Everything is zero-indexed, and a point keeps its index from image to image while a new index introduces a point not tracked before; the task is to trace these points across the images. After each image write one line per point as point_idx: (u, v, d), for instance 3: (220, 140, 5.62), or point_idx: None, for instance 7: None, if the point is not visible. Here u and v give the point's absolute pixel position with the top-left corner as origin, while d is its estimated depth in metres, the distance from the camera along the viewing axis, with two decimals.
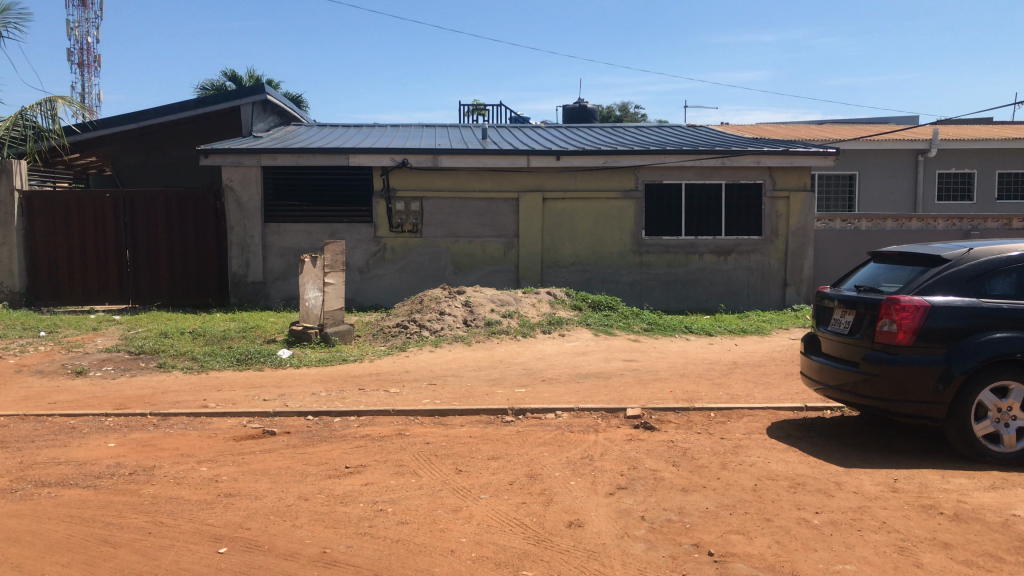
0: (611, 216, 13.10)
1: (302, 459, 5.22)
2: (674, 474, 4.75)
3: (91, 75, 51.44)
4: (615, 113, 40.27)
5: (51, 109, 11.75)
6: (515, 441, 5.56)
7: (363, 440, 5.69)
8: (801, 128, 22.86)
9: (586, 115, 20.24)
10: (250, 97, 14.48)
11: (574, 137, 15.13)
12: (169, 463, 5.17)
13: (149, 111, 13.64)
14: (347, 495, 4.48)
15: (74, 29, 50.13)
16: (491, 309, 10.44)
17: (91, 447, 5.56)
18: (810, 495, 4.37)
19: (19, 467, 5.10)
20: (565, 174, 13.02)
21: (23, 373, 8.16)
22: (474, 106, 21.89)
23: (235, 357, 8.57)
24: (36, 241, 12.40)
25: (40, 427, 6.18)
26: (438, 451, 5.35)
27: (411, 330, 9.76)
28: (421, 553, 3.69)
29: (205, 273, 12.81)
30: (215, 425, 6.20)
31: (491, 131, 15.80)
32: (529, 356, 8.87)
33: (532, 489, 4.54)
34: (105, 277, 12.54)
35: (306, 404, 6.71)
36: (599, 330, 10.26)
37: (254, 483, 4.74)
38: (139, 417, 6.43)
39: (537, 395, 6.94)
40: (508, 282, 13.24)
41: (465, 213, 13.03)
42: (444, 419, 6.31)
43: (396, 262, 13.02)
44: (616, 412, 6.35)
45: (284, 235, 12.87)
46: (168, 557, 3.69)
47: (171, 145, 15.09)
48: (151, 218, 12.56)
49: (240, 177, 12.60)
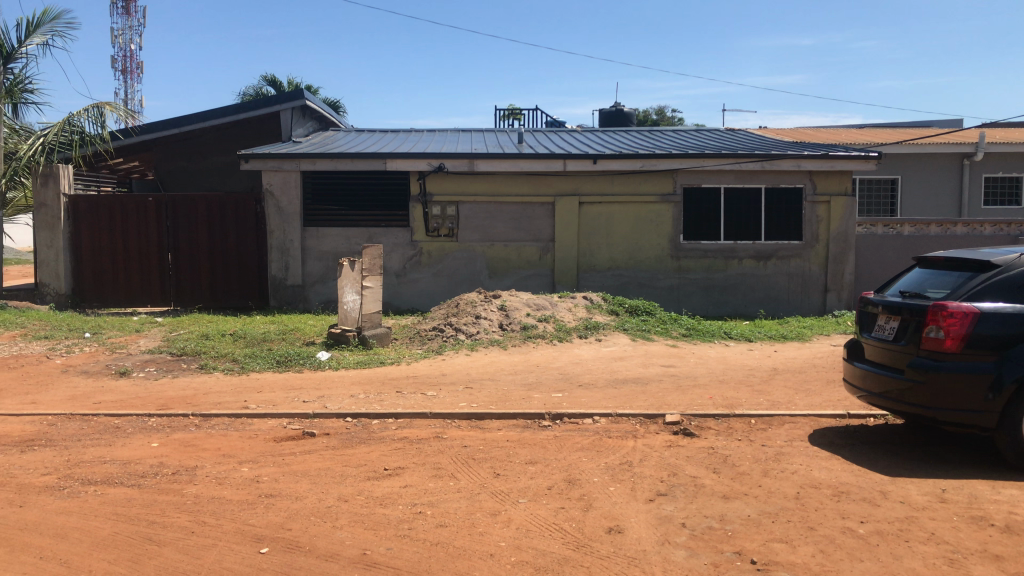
0: (649, 220, 13.03)
1: (342, 461, 5.25)
2: (715, 482, 4.69)
3: (135, 82, 52.32)
4: (650, 118, 40.39)
5: (99, 114, 12.05)
6: (553, 446, 5.54)
7: (401, 442, 5.71)
8: (842, 132, 22.60)
9: (623, 118, 20.18)
10: (290, 103, 14.67)
11: (611, 140, 15.04)
12: (212, 463, 5.23)
13: (191, 116, 13.85)
14: (387, 497, 4.50)
15: (118, 36, 51.20)
16: (527, 313, 10.44)
17: (135, 447, 5.64)
18: (854, 504, 4.30)
19: (66, 466, 5.19)
20: (603, 177, 12.95)
21: (69, 373, 8.33)
22: (509, 111, 21.98)
23: (275, 359, 8.67)
24: (81, 243, 12.72)
25: (86, 426, 6.29)
26: (475, 454, 5.35)
27: (447, 333, 9.80)
28: (461, 556, 3.70)
29: (244, 277, 12.92)
30: (256, 427, 6.26)
31: (527, 135, 15.75)
32: (566, 361, 8.83)
33: (571, 494, 4.52)
34: (148, 280, 12.79)
35: (345, 406, 6.75)
36: (637, 335, 10.20)
37: (294, 484, 4.78)
38: (182, 417, 6.52)
39: (575, 401, 6.90)
40: (544, 286, 13.21)
41: (501, 218, 13.03)
42: (481, 422, 6.31)
43: (432, 266, 13.07)
44: (654, 419, 6.30)
45: (323, 239, 12.99)
46: (211, 556, 3.73)
47: (211, 150, 15.34)
48: (193, 222, 12.75)
49: (280, 182, 12.74)
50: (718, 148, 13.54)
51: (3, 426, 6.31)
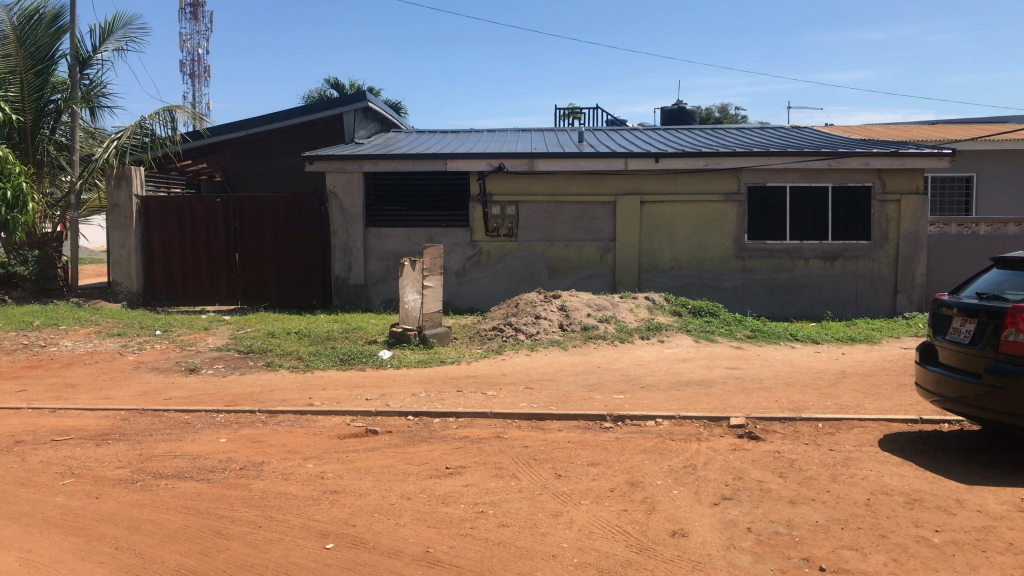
0: (711, 220, 12.85)
1: (404, 458, 5.30)
2: (781, 486, 4.60)
3: (203, 86, 53.65)
4: (713, 115, 39.91)
5: (170, 117, 12.38)
6: (615, 447, 5.50)
7: (463, 441, 5.73)
8: (913, 129, 21.99)
9: (685, 116, 19.95)
10: (353, 104, 14.86)
11: (673, 139, 14.88)
12: (278, 459, 5.33)
13: (257, 119, 14.14)
14: (449, 495, 4.52)
15: (187, 42, 52.57)
16: (588, 314, 10.39)
17: (204, 442, 5.78)
18: (928, 512, 4.16)
19: (138, 459, 5.34)
20: (665, 176, 12.82)
21: (141, 369, 8.58)
22: (569, 110, 21.93)
23: (339, 357, 8.79)
24: (152, 243, 13.10)
25: (158, 421, 6.47)
26: (537, 455, 5.34)
27: (507, 333, 9.81)
28: (523, 556, 3.69)
29: (308, 276, 13.14)
30: (320, 424, 6.36)
31: (587, 134, 15.69)
32: (627, 362, 8.76)
33: (634, 497, 4.48)
34: (215, 279, 13.12)
35: (407, 404, 6.81)
36: (700, 336, 10.07)
37: (358, 480, 4.83)
38: (249, 413, 6.65)
39: (637, 403, 6.84)
40: (605, 286, 13.14)
41: (561, 218, 13.00)
42: (542, 423, 6.30)
43: (492, 266, 13.12)
44: (719, 421, 6.21)
45: (385, 239, 13.13)
46: (277, 551, 3.79)
47: (277, 152, 15.64)
48: (259, 222, 13.01)
49: (343, 183, 12.92)
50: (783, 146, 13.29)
51: (80, 420, 6.52)
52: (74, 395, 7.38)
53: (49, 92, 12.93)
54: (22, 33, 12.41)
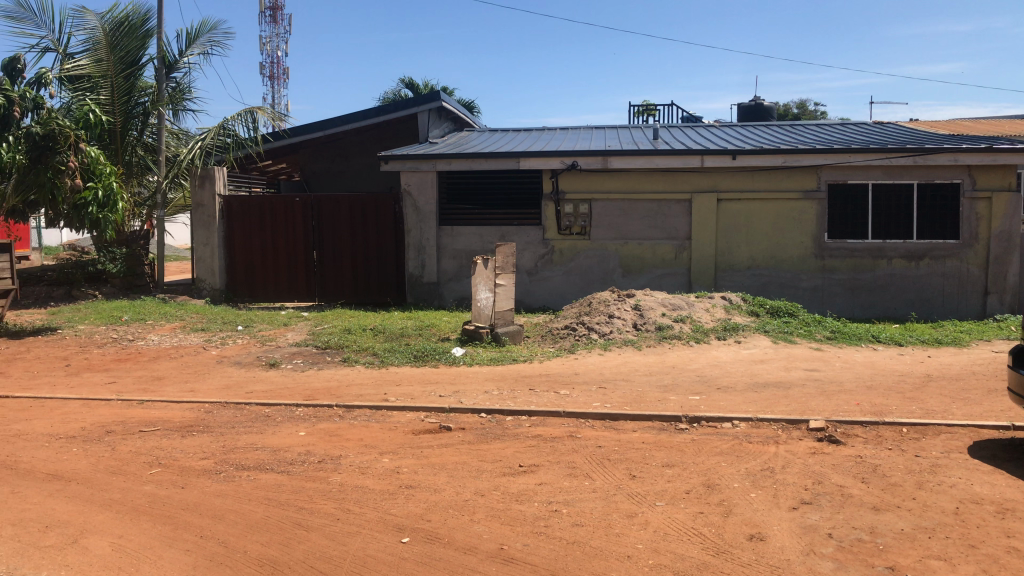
0: (790, 218, 12.57)
1: (478, 455, 5.33)
2: (863, 492, 4.47)
3: (282, 87, 55.00)
4: (791, 111, 39.07)
5: (251, 118, 12.72)
6: (690, 449, 5.43)
7: (536, 440, 5.73)
8: (1005, 123, 21.12)
9: (762, 112, 19.57)
10: (427, 104, 14.99)
11: (750, 136, 14.61)
12: (354, 453, 5.42)
13: (334, 119, 14.41)
14: (522, 493, 4.53)
15: (266, 44, 53.89)
16: (662, 313, 10.28)
17: (283, 435, 5.92)
18: (1021, 522, 4.00)
19: (222, 451, 5.51)
20: (741, 173, 12.60)
21: (224, 363, 8.85)
22: (644, 107, 21.73)
23: (413, 354, 8.90)
24: (234, 241, 13.53)
25: (240, 414, 6.66)
26: (611, 455, 5.31)
27: (580, 332, 9.79)
28: (597, 556, 3.68)
29: (383, 274, 13.34)
30: (395, 419, 6.45)
31: (662, 132, 15.52)
32: (703, 362, 8.65)
33: (710, 499, 4.41)
34: (294, 276, 13.45)
35: (480, 402, 6.85)
36: (778, 337, 9.86)
37: (433, 476, 4.89)
38: (327, 408, 6.80)
39: (712, 404, 6.74)
40: (679, 285, 12.99)
41: (635, 216, 12.89)
42: (616, 423, 6.26)
43: (565, 264, 13.09)
44: (797, 424, 6.08)
45: (457, 238, 13.22)
46: (355, 543, 3.86)
47: (354, 152, 15.93)
48: (336, 221, 13.27)
49: (418, 182, 13.07)
50: (866, 142, 12.91)
51: (166, 411, 6.76)
52: (161, 388, 7.66)
53: (137, 95, 13.43)
54: (113, 39, 12.88)
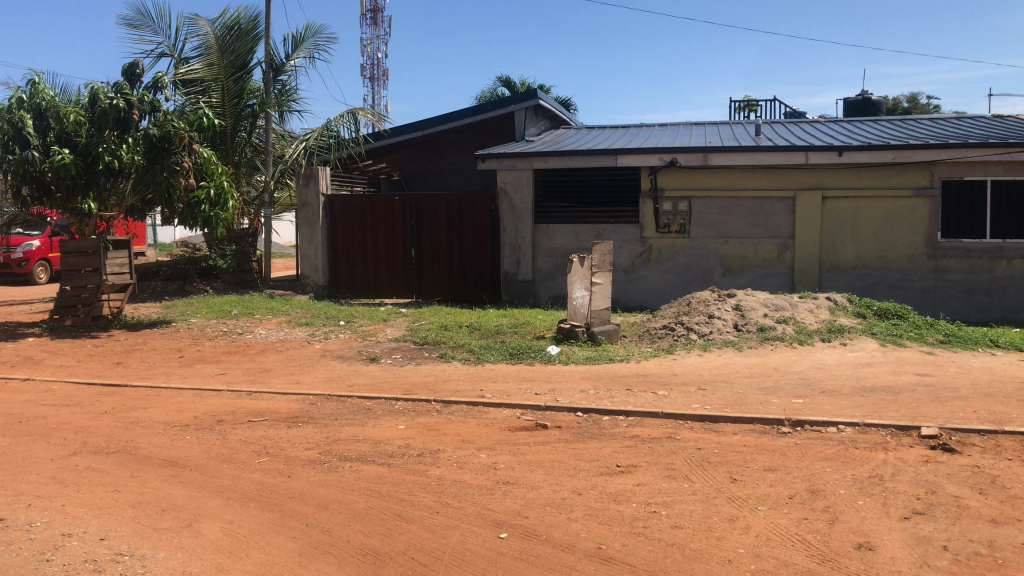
0: (901, 216, 12.08)
1: (575, 454, 5.32)
2: (981, 503, 4.26)
3: (382, 88, 56.17)
4: (901, 105, 37.56)
5: (354, 119, 13.04)
6: (794, 453, 5.28)
7: (634, 440, 5.68)
8: None
9: (871, 106, 18.87)
10: (524, 103, 14.95)
11: (858, 131, 14.10)
12: (453, 448, 5.49)
13: (433, 119, 14.62)
14: (620, 493, 4.50)
15: (367, 45, 55.08)
16: (764, 314, 10.03)
17: (384, 428, 6.05)
18: None
19: (325, 442, 5.67)
20: (848, 170, 12.19)
21: (326, 357, 9.10)
22: (745, 102, 21.25)
23: (509, 351, 8.95)
24: (336, 238, 13.90)
25: (342, 406, 6.84)
26: (711, 457, 5.21)
27: (679, 332, 9.65)
28: (698, 559, 3.62)
29: (480, 271, 13.46)
30: (492, 415, 6.50)
31: (764, 128, 15.15)
32: (807, 365, 8.40)
33: (815, 505, 4.28)
34: (392, 273, 13.72)
35: (577, 400, 6.84)
36: (887, 340, 9.48)
37: (530, 473, 4.90)
38: (425, 402, 6.91)
39: (817, 408, 6.54)
40: (781, 285, 12.64)
41: (736, 214, 12.63)
42: (715, 425, 6.15)
43: (663, 263, 12.92)
44: (908, 431, 5.83)
45: (553, 236, 13.22)
46: (455, 537, 3.91)
47: (452, 151, 16.13)
48: (434, 219, 13.46)
49: (514, 180, 13.15)
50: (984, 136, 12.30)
51: (273, 402, 7.00)
52: (268, 380, 7.94)
53: (247, 98, 13.98)
54: (225, 42, 13.37)
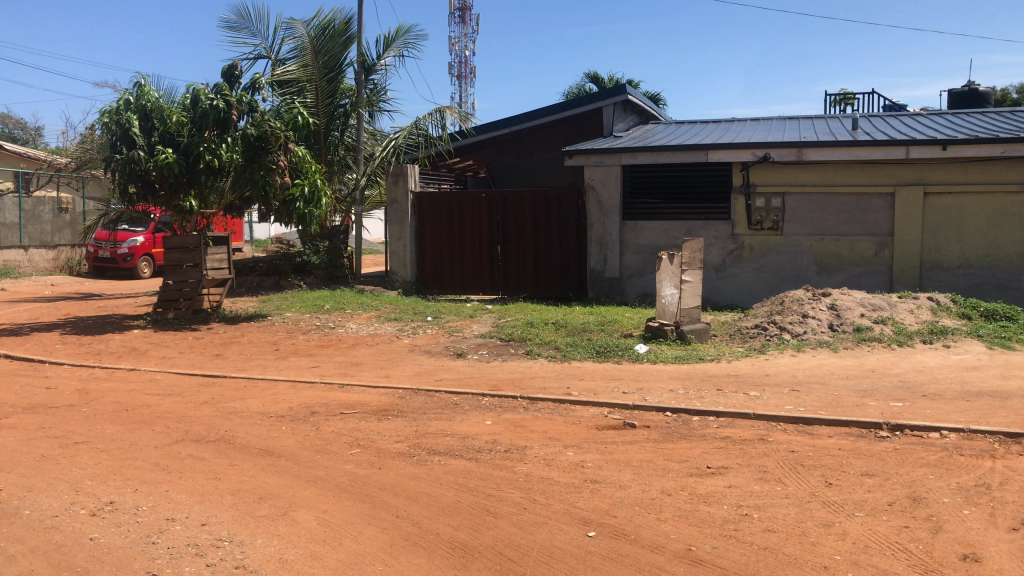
0: (1010, 212, 11.52)
1: (664, 454, 5.26)
2: None
3: (469, 86, 56.64)
4: (1009, 95, 35.78)
5: (442, 117, 13.18)
6: (893, 459, 5.09)
7: (724, 441, 5.58)
8: None
9: (977, 98, 18.03)
10: (612, 98, 14.60)
11: (964, 124, 13.50)
12: (540, 444, 5.50)
13: (521, 116, 14.66)
14: (711, 495, 4.42)
15: (455, 44, 55.61)
16: (861, 314, 9.71)
17: (471, 423, 6.10)
18: None
19: (414, 435, 5.75)
20: (952, 165, 11.68)
21: (414, 352, 9.24)
22: (841, 96, 20.60)
23: (596, 350, 8.91)
24: (424, 235, 14.09)
25: (430, 401, 6.93)
26: (804, 461, 5.08)
27: (771, 332, 9.43)
28: (792, 565, 3.53)
29: (566, 268, 13.44)
30: (579, 413, 6.48)
31: (862, 121, 14.66)
32: (907, 367, 8.08)
33: (917, 513, 4.12)
34: (479, 269, 13.84)
35: (665, 400, 6.76)
36: (994, 342, 9.03)
37: (618, 472, 4.86)
38: (512, 399, 6.94)
39: (917, 412, 6.29)
40: (880, 284, 12.20)
41: (832, 211, 12.26)
42: (809, 427, 5.99)
43: (754, 261, 12.63)
44: (1017, 439, 5.56)
45: (641, 233, 13.08)
46: (543, 533, 3.91)
47: (539, 148, 16.14)
48: (520, 216, 13.50)
49: (602, 176, 13.07)
50: None
51: (363, 395, 7.14)
52: (358, 373, 8.11)
53: (339, 98, 14.25)
54: (318, 44, 13.76)
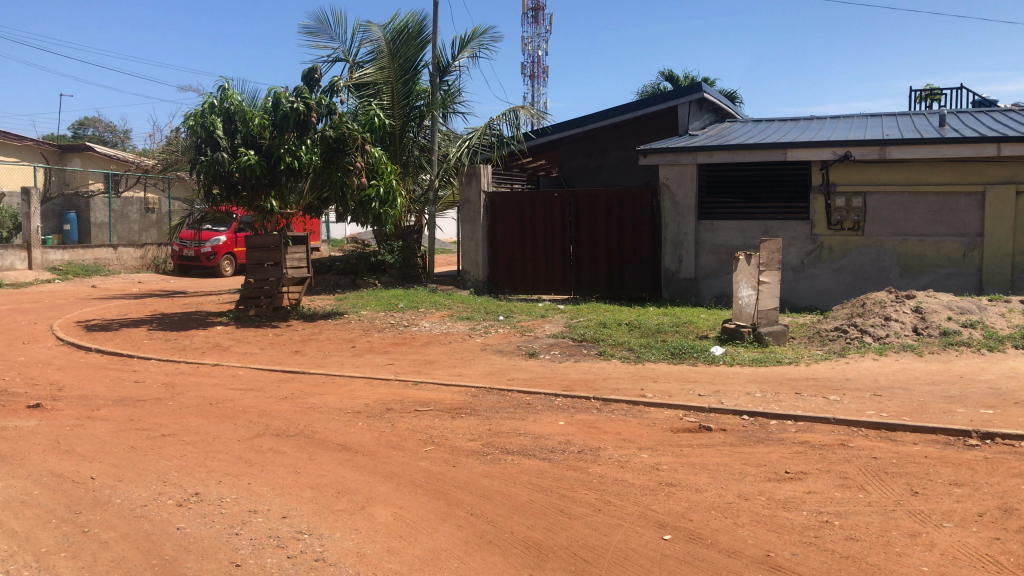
0: None
1: (740, 458, 5.17)
2: None
3: (541, 85, 56.62)
4: None
5: (515, 118, 13.22)
6: (982, 468, 4.90)
7: (803, 446, 5.45)
8: None
9: None
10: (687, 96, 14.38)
11: None
12: (613, 446, 5.47)
13: (594, 116, 14.60)
14: (790, 501, 4.33)
15: (528, 44, 55.69)
16: (948, 317, 9.37)
17: (544, 423, 6.11)
18: None
19: (488, 434, 5.78)
20: None
21: (487, 351, 9.29)
22: (927, 92, 19.92)
23: (670, 351, 8.82)
24: (497, 235, 14.16)
25: (503, 400, 6.96)
26: (887, 468, 4.93)
27: (852, 335, 9.19)
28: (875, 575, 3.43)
29: (640, 268, 13.33)
30: (653, 415, 6.42)
31: (950, 117, 14.14)
32: (997, 373, 7.77)
33: (1009, 525, 3.96)
34: (552, 269, 13.84)
35: (741, 403, 6.65)
36: None
37: (694, 476, 4.81)
38: (585, 399, 6.92)
39: (1008, 419, 6.04)
40: (968, 287, 11.76)
41: (917, 210, 11.87)
42: (893, 434, 5.81)
43: (834, 262, 12.32)
44: None
45: (717, 233, 12.89)
46: (618, 535, 3.89)
47: (613, 147, 16.05)
48: (593, 216, 13.46)
49: (677, 175, 12.92)
50: None
51: (437, 393, 7.22)
52: (432, 371, 8.21)
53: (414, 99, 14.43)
54: (394, 47, 13.96)
